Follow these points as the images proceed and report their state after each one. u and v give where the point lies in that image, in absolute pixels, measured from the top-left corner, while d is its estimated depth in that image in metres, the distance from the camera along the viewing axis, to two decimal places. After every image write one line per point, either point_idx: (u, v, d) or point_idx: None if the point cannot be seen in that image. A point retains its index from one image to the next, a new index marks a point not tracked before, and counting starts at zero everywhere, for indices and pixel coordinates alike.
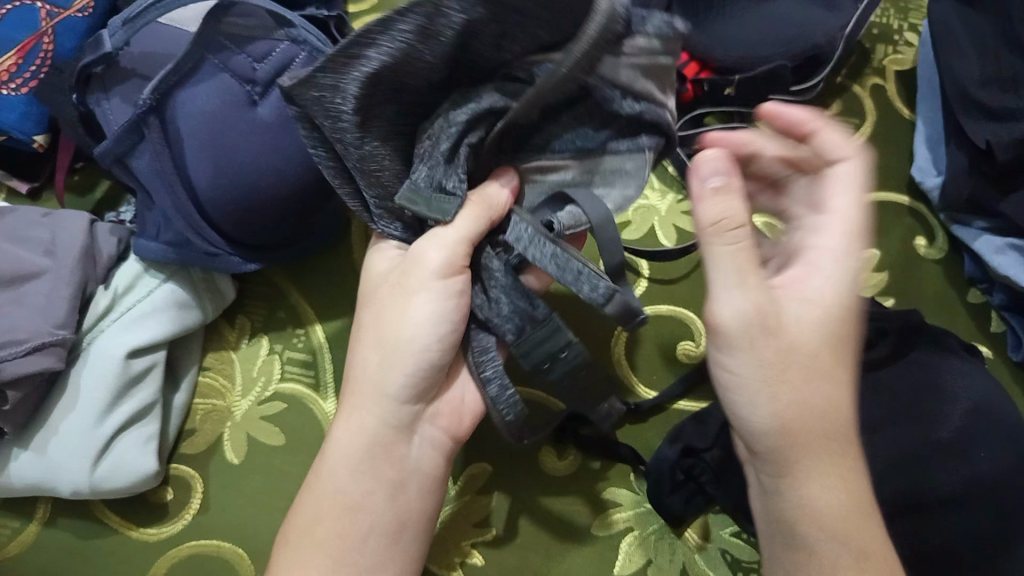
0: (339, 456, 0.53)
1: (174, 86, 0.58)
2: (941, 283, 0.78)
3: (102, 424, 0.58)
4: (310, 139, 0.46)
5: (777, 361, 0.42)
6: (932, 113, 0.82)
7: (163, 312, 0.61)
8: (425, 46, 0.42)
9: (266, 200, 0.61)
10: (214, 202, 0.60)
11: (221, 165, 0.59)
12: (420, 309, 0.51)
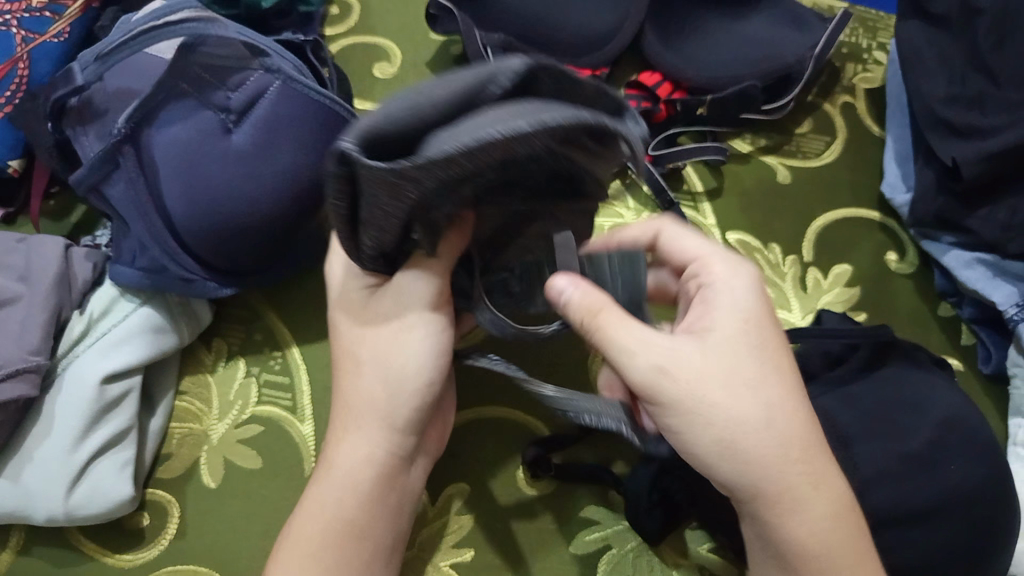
0: (336, 474, 0.54)
1: (149, 115, 0.59)
2: (912, 297, 0.79)
3: (77, 450, 0.57)
4: (334, 191, 0.40)
5: (690, 401, 0.45)
6: (900, 130, 0.84)
7: (138, 336, 0.61)
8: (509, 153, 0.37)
9: (240, 226, 0.61)
10: (187, 228, 0.60)
11: (195, 192, 0.59)
12: (417, 341, 0.52)
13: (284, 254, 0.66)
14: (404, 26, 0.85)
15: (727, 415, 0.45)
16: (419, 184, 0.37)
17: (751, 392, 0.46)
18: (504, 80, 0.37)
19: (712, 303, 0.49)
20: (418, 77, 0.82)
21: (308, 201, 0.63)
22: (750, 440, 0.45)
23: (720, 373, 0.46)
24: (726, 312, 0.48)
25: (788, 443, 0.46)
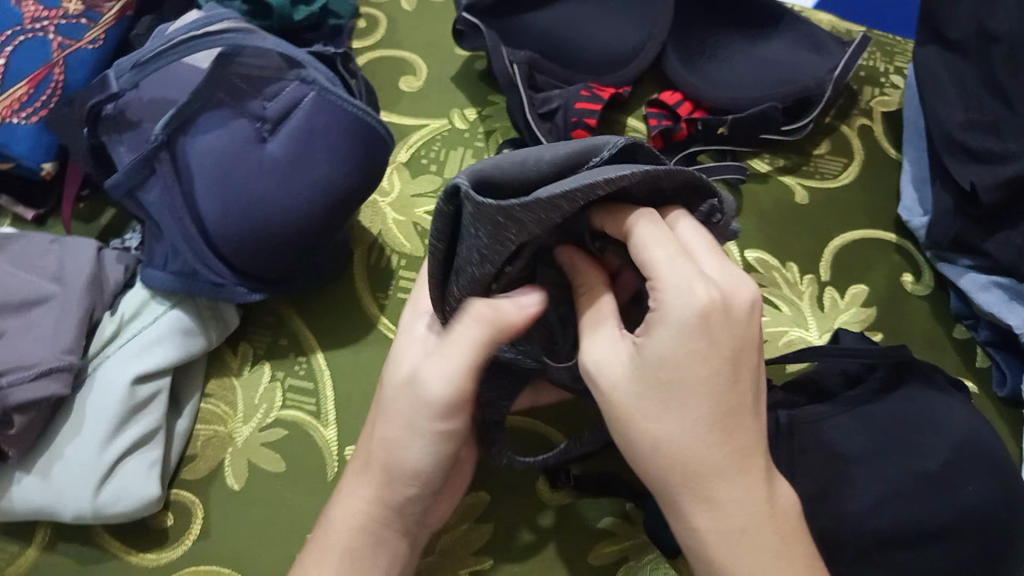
0: (344, 507, 0.54)
1: (187, 124, 0.60)
2: (927, 318, 0.80)
3: (107, 449, 0.58)
4: (435, 230, 0.43)
5: (606, 404, 0.46)
6: (918, 154, 0.85)
7: (168, 338, 0.62)
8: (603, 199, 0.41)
9: (272, 232, 0.61)
10: (220, 234, 0.61)
11: (229, 199, 0.60)
12: (425, 438, 0.50)
13: (313, 262, 0.67)
14: (430, 40, 0.86)
15: (646, 419, 0.44)
16: (523, 226, 0.41)
17: (659, 414, 0.44)
18: (608, 152, 0.43)
19: (655, 324, 0.44)
20: (443, 91, 0.84)
21: (339, 210, 0.63)
22: (646, 454, 0.45)
23: (636, 390, 0.44)
24: (666, 333, 0.43)
25: (715, 468, 0.44)
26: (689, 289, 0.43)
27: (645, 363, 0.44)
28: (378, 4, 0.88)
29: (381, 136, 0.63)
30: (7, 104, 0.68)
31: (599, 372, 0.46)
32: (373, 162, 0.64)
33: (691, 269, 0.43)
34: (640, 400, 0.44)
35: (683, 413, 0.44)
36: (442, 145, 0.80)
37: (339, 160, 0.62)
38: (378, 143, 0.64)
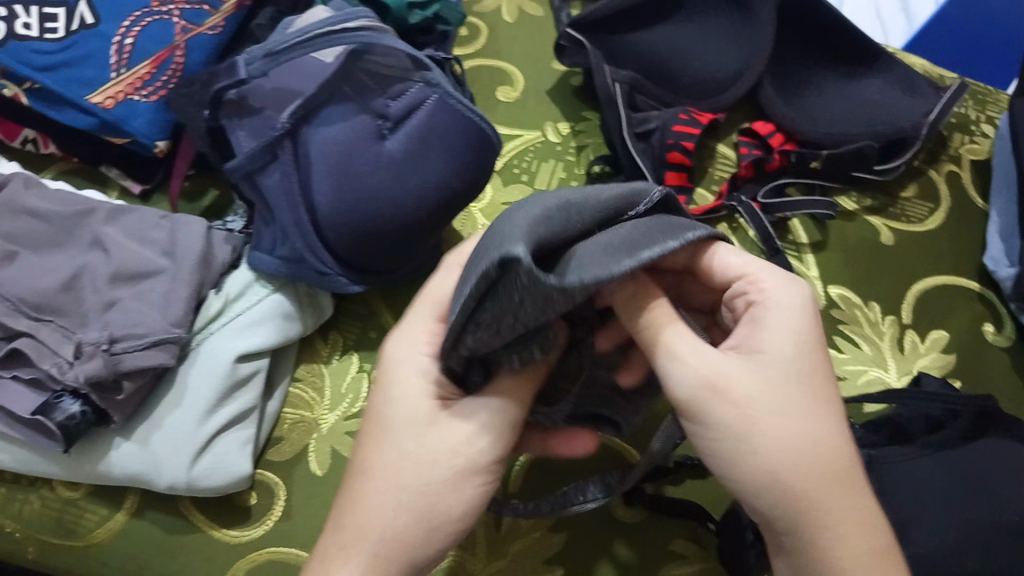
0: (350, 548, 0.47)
1: (311, 114, 0.62)
2: (1008, 371, 0.79)
3: (205, 423, 0.60)
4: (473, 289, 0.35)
5: (732, 414, 0.44)
6: (1008, 204, 0.85)
7: (270, 320, 0.64)
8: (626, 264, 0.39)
9: (381, 224, 0.63)
10: (331, 223, 0.62)
11: (344, 190, 0.61)
12: (471, 485, 0.48)
13: (412, 261, 0.69)
14: (527, 52, 0.88)
15: (772, 426, 0.44)
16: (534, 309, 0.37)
17: (771, 404, 0.45)
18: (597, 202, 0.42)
19: (762, 324, 0.47)
20: (538, 103, 0.85)
21: (446, 211, 0.65)
22: (779, 461, 0.44)
23: (760, 386, 0.45)
24: (774, 332, 0.46)
25: (841, 471, 0.45)
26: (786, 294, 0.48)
27: (766, 369, 0.45)
28: (480, 13, 0.89)
29: (493, 144, 0.64)
30: (130, 82, 0.70)
31: (716, 381, 0.44)
32: (481, 167, 0.65)
33: (767, 273, 0.49)
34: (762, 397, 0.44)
35: (804, 418, 0.44)
36: (534, 157, 0.82)
37: (452, 159, 0.63)
38: (489, 149, 0.65)
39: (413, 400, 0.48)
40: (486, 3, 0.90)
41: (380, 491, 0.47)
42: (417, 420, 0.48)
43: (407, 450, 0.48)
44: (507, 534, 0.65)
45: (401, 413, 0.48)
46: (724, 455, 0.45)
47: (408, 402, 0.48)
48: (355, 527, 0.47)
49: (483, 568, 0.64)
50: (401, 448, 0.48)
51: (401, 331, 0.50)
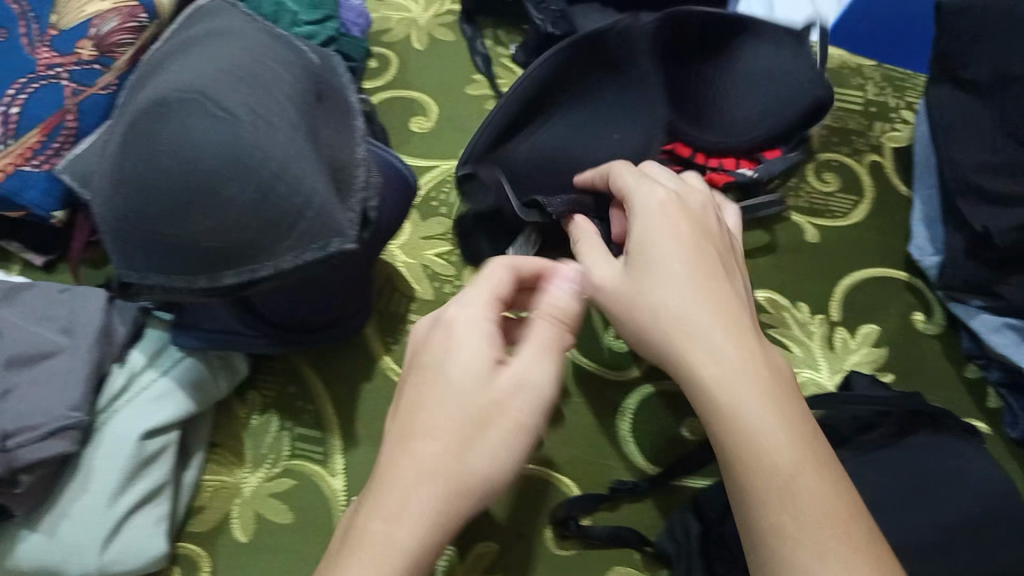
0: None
1: (174, 139, 0.52)
2: (940, 359, 0.79)
3: (116, 503, 0.58)
4: (295, 246, 0.54)
5: (624, 309, 0.52)
6: (929, 191, 0.83)
7: (177, 391, 0.62)
8: (367, 177, 0.60)
9: (202, 187, 0.52)
10: (153, 226, 0.54)
11: (155, 149, 0.53)
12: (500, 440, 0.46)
13: (346, 312, 0.67)
14: (442, 79, 0.85)
15: (654, 297, 0.51)
16: (339, 157, 0.58)
17: (663, 283, 0.51)
18: (320, 61, 0.63)
19: (635, 224, 0.54)
20: (454, 130, 0.83)
21: (354, 268, 0.62)
22: (687, 349, 0.49)
23: (628, 282, 0.53)
24: (646, 231, 0.53)
25: (712, 330, 0.49)
26: (648, 198, 0.55)
27: (631, 270, 0.53)
28: (389, 43, 0.88)
29: (412, 180, 0.65)
30: (20, 153, 0.69)
31: (625, 279, 0.53)
32: (404, 208, 0.65)
33: (646, 182, 0.57)
34: (633, 288, 0.52)
35: (682, 285, 0.51)
36: (453, 186, 0.80)
37: (387, 210, 0.63)
38: (408, 183, 0.65)
39: (459, 365, 0.47)
40: (395, 31, 0.88)
41: (445, 484, 0.44)
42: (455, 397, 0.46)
43: (464, 411, 0.46)
44: None
45: (445, 402, 0.46)
46: (637, 330, 0.52)
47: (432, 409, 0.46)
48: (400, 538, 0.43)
49: None
50: (441, 445, 0.45)
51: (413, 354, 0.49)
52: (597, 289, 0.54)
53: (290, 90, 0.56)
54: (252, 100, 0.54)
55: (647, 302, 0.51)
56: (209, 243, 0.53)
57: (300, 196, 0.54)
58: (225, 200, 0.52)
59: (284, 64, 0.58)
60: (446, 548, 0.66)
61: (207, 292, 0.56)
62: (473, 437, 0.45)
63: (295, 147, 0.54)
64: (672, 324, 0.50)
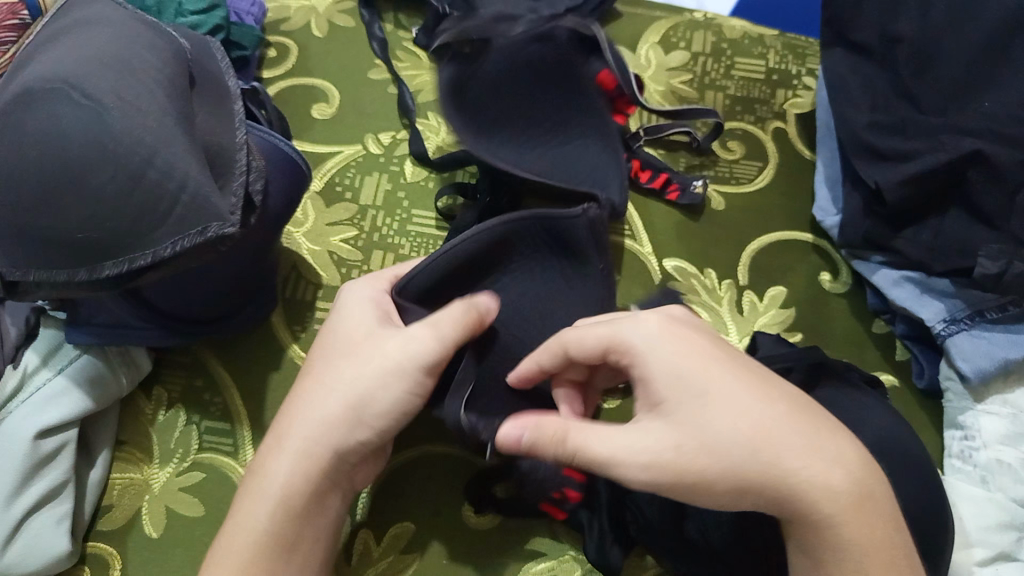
0: (263, 502, 0.52)
1: (40, 128, 0.52)
2: (847, 315, 0.81)
3: (12, 504, 0.57)
4: (170, 232, 0.54)
5: (683, 474, 0.46)
6: (830, 154, 0.85)
7: (75, 388, 0.61)
8: (250, 161, 0.60)
9: (73, 177, 0.52)
10: (25, 220, 0.53)
11: (22, 142, 0.53)
12: (399, 388, 0.53)
13: (245, 299, 0.67)
14: (343, 65, 0.85)
15: (720, 462, 0.45)
16: (218, 142, 0.59)
17: (728, 423, 0.46)
18: (197, 49, 0.63)
19: (647, 373, 0.49)
20: (358, 116, 0.82)
21: (245, 253, 0.62)
22: (768, 495, 0.46)
23: (684, 440, 0.47)
24: (667, 375, 0.48)
25: (789, 448, 0.45)
26: (639, 330, 0.50)
27: (671, 426, 0.47)
28: (288, 32, 0.87)
29: (302, 165, 0.66)
30: None
31: (683, 451, 0.46)
32: (295, 193, 0.66)
33: (622, 323, 0.51)
34: (698, 438, 0.46)
35: (729, 414, 0.46)
36: (357, 172, 0.79)
37: (276, 194, 0.63)
38: (298, 168, 0.66)
39: (347, 319, 0.56)
40: (294, 20, 0.88)
41: (342, 422, 0.52)
42: (340, 337, 0.56)
43: (374, 374, 0.53)
44: (360, 564, 0.64)
45: (344, 337, 0.56)
46: (694, 487, 0.46)
47: (326, 353, 0.56)
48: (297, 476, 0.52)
49: None
50: (339, 382, 0.53)
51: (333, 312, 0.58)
52: (662, 463, 0.47)
53: (162, 74, 0.56)
54: (119, 88, 0.54)
55: (708, 464, 0.46)
56: (85, 234, 0.53)
57: (174, 180, 0.54)
58: (98, 188, 0.52)
59: (153, 50, 0.57)
60: (363, 528, 0.66)
61: (89, 285, 0.55)
62: (370, 386, 0.53)
63: (166, 132, 0.54)
64: (743, 473, 0.45)
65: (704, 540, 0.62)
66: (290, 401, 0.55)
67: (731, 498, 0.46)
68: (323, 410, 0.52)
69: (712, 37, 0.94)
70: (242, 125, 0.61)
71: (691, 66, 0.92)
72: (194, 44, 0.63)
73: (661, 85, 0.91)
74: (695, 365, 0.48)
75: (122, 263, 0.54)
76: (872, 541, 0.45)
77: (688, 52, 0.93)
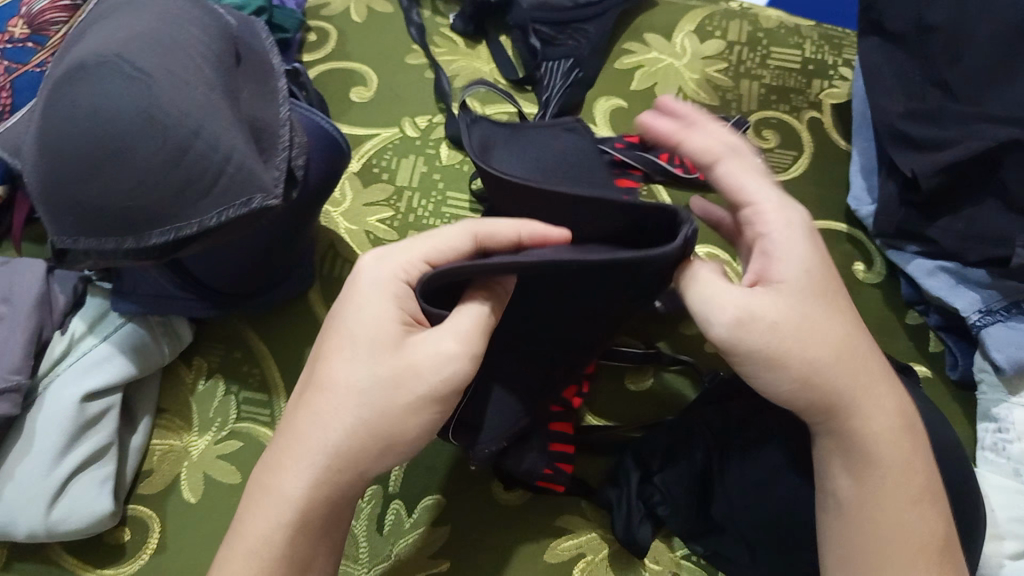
0: (271, 520, 0.47)
1: (89, 98, 0.53)
2: (881, 306, 0.81)
3: (58, 466, 0.59)
4: (217, 204, 0.55)
5: (766, 344, 0.48)
6: (866, 144, 0.85)
7: (118, 355, 0.63)
8: (295, 136, 0.61)
9: (120, 146, 0.53)
10: (75, 189, 0.54)
11: (73, 113, 0.54)
12: (426, 413, 0.47)
13: (283, 274, 0.69)
14: (381, 50, 0.87)
15: (798, 350, 0.48)
16: (263, 119, 0.60)
17: (819, 332, 0.49)
18: (242, 27, 0.65)
19: (776, 253, 0.51)
20: (395, 100, 0.84)
21: (287, 228, 0.64)
22: (832, 395, 0.49)
23: (798, 314, 0.49)
24: (792, 262, 0.50)
25: (858, 363, 0.50)
26: (791, 212, 0.52)
27: (787, 303, 0.49)
28: (328, 17, 0.89)
29: (342, 143, 0.67)
30: None
31: (779, 330, 0.48)
32: (334, 170, 0.67)
33: (775, 196, 0.52)
34: (800, 331, 0.48)
35: (825, 324, 0.49)
36: (393, 154, 0.81)
37: (316, 170, 0.64)
38: (337, 146, 0.67)
39: (369, 323, 0.48)
40: (335, 5, 0.89)
41: (364, 446, 0.47)
42: (365, 344, 0.48)
43: (400, 395, 0.47)
44: (391, 534, 0.66)
45: (362, 344, 0.48)
46: (763, 363, 0.49)
47: (347, 361, 0.48)
48: (313, 496, 0.47)
49: (367, 572, 0.64)
50: (359, 401, 0.47)
51: (347, 302, 0.50)
52: (751, 318, 0.48)
53: (209, 49, 0.58)
54: (167, 61, 0.55)
55: (795, 354, 0.48)
56: (133, 204, 0.54)
57: (220, 153, 0.55)
58: (146, 160, 0.53)
59: (200, 27, 0.58)
60: (396, 501, 0.67)
61: (135, 253, 0.56)
62: (393, 410, 0.47)
63: (212, 105, 0.55)
64: (827, 366, 0.49)
65: (730, 520, 0.63)
66: (305, 406, 0.49)
67: (792, 393, 0.49)
68: (340, 429, 0.47)
69: (748, 27, 0.94)
70: (286, 102, 0.63)
71: (726, 55, 0.92)
72: (238, 22, 0.64)
73: (695, 73, 0.91)
74: (817, 270, 0.50)
75: (164, 236, 0.55)
76: (899, 509, 0.49)
77: (723, 41, 0.93)
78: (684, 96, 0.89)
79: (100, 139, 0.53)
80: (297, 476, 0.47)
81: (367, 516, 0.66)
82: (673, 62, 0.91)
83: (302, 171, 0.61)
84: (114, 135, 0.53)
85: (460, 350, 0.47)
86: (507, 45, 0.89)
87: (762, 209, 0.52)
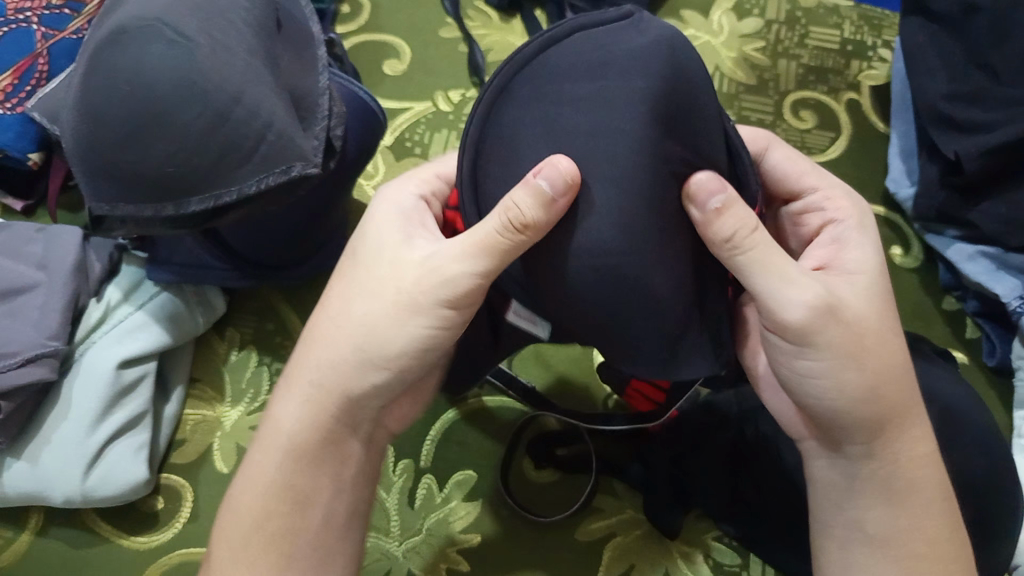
0: (273, 448, 0.47)
1: (130, 60, 0.53)
2: (918, 291, 0.79)
3: (93, 433, 0.60)
4: (255, 170, 0.55)
5: (844, 337, 0.42)
6: (905, 126, 0.83)
7: (153, 323, 0.64)
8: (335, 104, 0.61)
9: (163, 112, 0.53)
10: (114, 153, 0.54)
11: (112, 76, 0.53)
12: (418, 323, 0.44)
13: (318, 246, 0.68)
14: (414, 23, 0.86)
15: (874, 349, 0.43)
16: (303, 86, 0.59)
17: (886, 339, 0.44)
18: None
19: (842, 251, 0.47)
20: (428, 74, 0.83)
21: (325, 200, 0.63)
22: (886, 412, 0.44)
23: (873, 309, 0.44)
24: (857, 256, 0.46)
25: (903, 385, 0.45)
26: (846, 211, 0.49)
27: (863, 292, 0.44)
28: None
29: (379, 116, 0.67)
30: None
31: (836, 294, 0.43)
32: (370, 140, 0.67)
33: (841, 192, 0.50)
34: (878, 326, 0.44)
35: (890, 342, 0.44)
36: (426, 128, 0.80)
37: (353, 141, 0.64)
38: (375, 118, 0.66)
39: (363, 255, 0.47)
40: None
41: (354, 364, 0.45)
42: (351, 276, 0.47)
43: (394, 316, 0.44)
44: (421, 508, 0.66)
45: (356, 266, 0.46)
46: (828, 372, 0.43)
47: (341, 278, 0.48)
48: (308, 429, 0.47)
49: (398, 546, 0.64)
50: (355, 320, 0.45)
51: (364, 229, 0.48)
52: (834, 305, 0.42)
53: (249, 13, 0.57)
54: (208, 24, 0.54)
55: (876, 354, 0.43)
56: (173, 168, 0.54)
57: (260, 119, 0.54)
58: (187, 124, 0.53)
59: None
60: (426, 475, 0.67)
61: (175, 220, 0.56)
62: (382, 326, 0.44)
63: (254, 72, 0.55)
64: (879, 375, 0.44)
65: (764, 501, 0.62)
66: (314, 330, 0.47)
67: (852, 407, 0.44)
68: (345, 348, 0.45)
69: (787, 6, 0.92)
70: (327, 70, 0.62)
71: (764, 33, 0.90)
72: None
73: (732, 51, 0.89)
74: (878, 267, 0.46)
75: (202, 204, 0.55)
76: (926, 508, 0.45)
77: (761, 20, 0.91)
78: (720, 75, 0.88)
79: (141, 102, 0.53)
80: (295, 408, 0.47)
81: (399, 491, 0.66)
82: (710, 40, 0.90)
83: (342, 141, 0.61)
84: (155, 98, 0.52)
85: (433, 275, 0.43)
86: (542, 20, 0.87)
87: (833, 198, 0.50)
